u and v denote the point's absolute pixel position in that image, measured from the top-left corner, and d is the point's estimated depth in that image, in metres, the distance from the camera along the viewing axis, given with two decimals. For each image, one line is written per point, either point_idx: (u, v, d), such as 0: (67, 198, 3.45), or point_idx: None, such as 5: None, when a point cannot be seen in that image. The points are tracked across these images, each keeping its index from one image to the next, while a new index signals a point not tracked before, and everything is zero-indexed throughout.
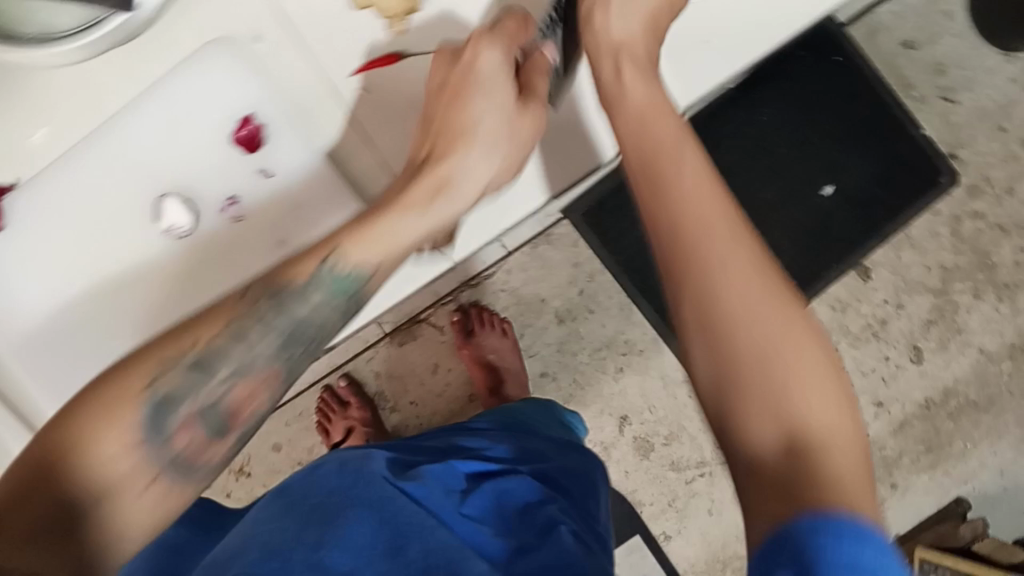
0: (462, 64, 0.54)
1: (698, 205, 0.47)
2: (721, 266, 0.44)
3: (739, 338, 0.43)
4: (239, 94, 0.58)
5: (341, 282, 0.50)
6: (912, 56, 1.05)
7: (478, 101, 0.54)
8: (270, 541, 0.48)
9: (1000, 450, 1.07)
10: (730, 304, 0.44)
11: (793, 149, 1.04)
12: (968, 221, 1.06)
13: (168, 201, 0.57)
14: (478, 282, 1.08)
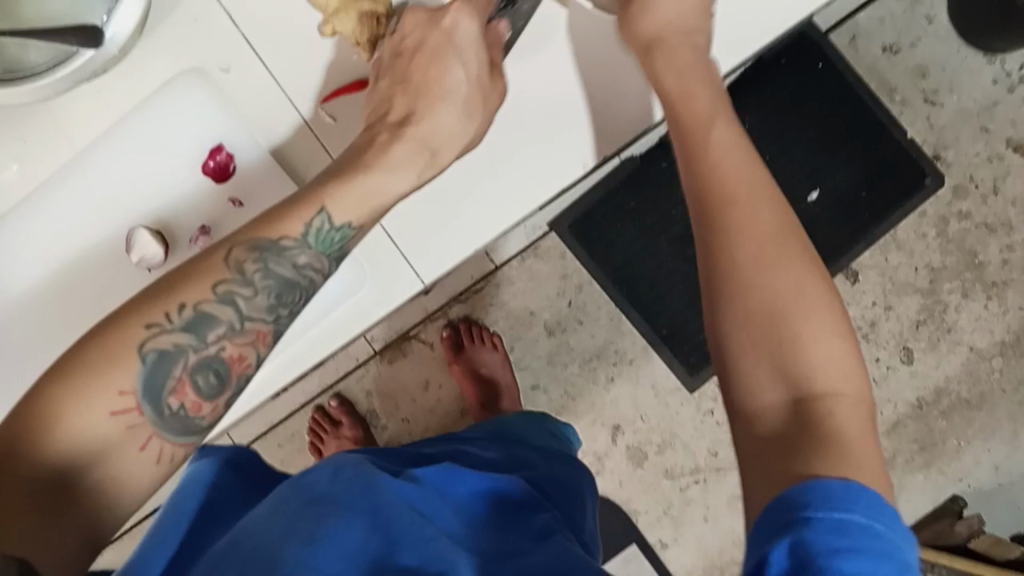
0: (441, 27, 0.58)
1: (732, 174, 0.49)
2: (748, 228, 0.46)
3: (758, 294, 0.45)
4: (208, 125, 0.61)
5: (324, 239, 0.52)
6: (893, 60, 1.06)
7: (450, 62, 0.57)
8: (259, 539, 0.48)
9: (994, 447, 1.08)
10: (752, 266, 0.45)
11: (776, 155, 1.05)
12: (955, 221, 1.07)
13: (141, 233, 0.59)
14: (467, 297, 1.08)
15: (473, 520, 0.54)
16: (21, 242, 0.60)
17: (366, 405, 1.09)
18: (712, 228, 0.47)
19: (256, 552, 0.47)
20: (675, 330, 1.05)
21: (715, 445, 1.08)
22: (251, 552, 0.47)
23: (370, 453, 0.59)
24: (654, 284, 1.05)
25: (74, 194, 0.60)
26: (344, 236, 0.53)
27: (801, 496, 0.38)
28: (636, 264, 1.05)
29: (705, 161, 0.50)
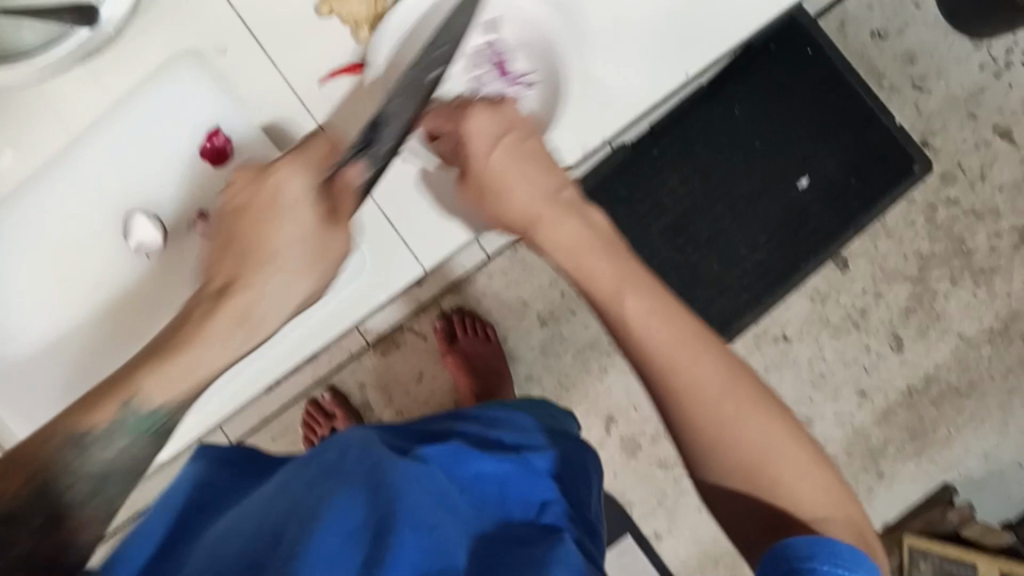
0: (265, 186, 0.59)
1: (660, 330, 0.53)
2: (697, 384, 0.51)
3: (726, 444, 0.51)
4: (202, 114, 0.73)
5: (144, 420, 0.53)
6: (882, 46, 1.06)
7: (275, 224, 0.59)
8: (259, 526, 0.46)
9: (984, 434, 1.08)
10: (714, 411, 0.51)
11: (765, 143, 1.04)
12: (943, 208, 1.07)
13: (137, 223, 0.72)
14: (459, 287, 1.06)
15: (481, 504, 0.51)
16: None
17: (356, 398, 1.07)
18: (664, 392, 0.52)
19: (254, 539, 0.45)
20: None
21: None
22: (250, 538, 0.46)
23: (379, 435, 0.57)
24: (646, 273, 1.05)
25: (78, 177, 0.73)
26: (152, 420, 0.53)
27: (803, 548, 0.45)
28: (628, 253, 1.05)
29: (629, 322, 0.53)
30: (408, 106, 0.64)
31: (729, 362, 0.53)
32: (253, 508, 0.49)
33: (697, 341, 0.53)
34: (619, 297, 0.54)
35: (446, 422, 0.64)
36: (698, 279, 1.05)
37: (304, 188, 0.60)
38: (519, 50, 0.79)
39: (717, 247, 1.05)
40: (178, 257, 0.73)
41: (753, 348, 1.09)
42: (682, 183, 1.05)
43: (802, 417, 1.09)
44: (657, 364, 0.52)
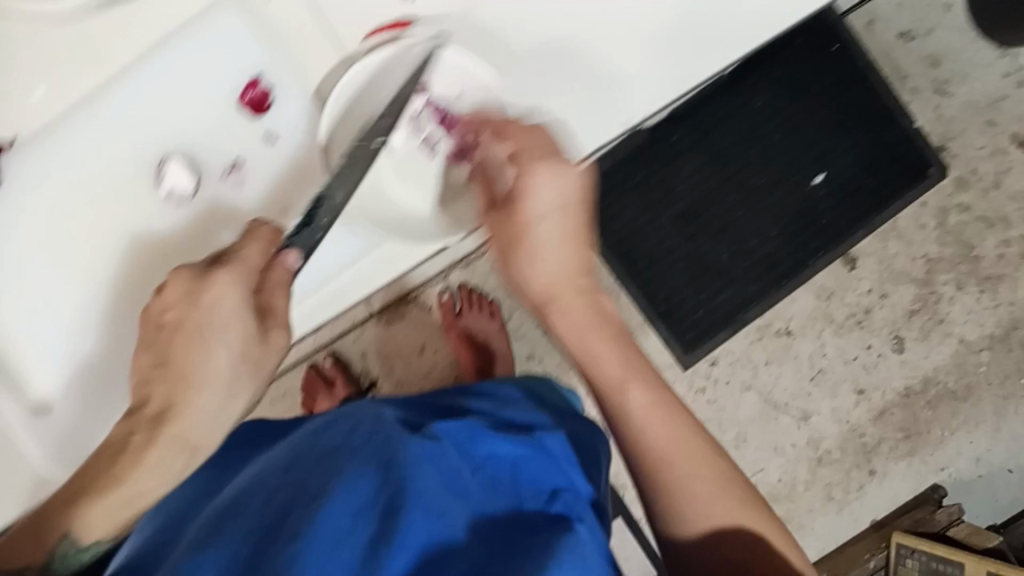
0: (202, 303, 0.55)
1: (656, 423, 0.53)
2: (689, 479, 0.51)
3: (703, 526, 0.51)
4: (239, 65, 0.66)
5: (79, 558, 0.47)
6: (908, 47, 1.05)
7: (215, 344, 0.54)
8: (269, 504, 0.47)
9: (977, 439, 1.09)
10: (698, 505, 0.51)
11: (784, 135, 1.04)
12: (954, 213, 1.07)
13: (169, 165, 0.65)
14: (467, 262, 1.07)
15: (493, 481, 0.51)
16: (51, 161, 0.65)
17: (358, 365, 1.07)
18: (658, 476, 0.52)
19: (263, 520, 0.46)
20: (672, 306, 1.05)
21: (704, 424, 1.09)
22: (258, 518, 0.46)
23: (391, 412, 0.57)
24: (653, 261, 1.05)
25: (99, 129, 0.65)
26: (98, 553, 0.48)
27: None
28: (637, 239, 1.04)
29: (630, 412, 0.54)
30: (357, 162, 0.62)
31: (713, 450, 0.53)
32: (267, 485, 0.49)
33: (690, 438, 0.53)
34: (623, 389, 0.54)
35: (458, 400, 0.65)
36: (706, 270, 1.05)
37: (236, 296, 0.55)
38: (456, 90, 0.67)
39: (727, 236, 1.05)
40: (212, 212, 0.67)
41: (756, 341, 1.08)
42: (698, 172, 1.04)
43: (799, 412, 1.10)
44: (646, 459, 0.52)
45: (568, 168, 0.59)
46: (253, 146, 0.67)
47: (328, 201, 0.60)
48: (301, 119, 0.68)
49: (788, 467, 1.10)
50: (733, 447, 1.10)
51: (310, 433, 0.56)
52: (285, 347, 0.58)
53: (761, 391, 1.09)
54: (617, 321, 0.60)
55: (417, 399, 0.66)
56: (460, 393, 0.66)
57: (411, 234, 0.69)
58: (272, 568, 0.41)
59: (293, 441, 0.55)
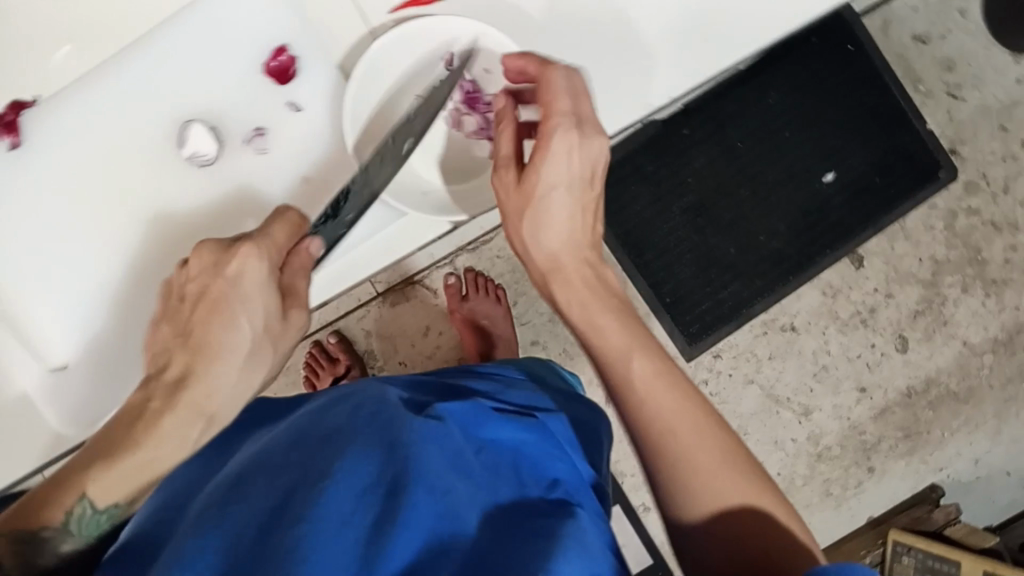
0: (224, 276, 0.55)
1: (658, 390, 0.51)
2: (691, 448, 0.49)
3: (710, 503, 0.48)
4: (271, 28, 0.63)
5: (95, 522, 0.47)
6: (922, 50, 1.06)
7: (237, 316, 0.55)
8: (275, 481, 0.48)
9: (975, 440, 1.11)
10: (701, 469, 0.48)
11: (796, 133, 1.05)
12: (963, 216, 1.08)
13: (194, 130, 0.61)
14: (475, 247, 1.08)
15: (495, 463, 0.52)
16: (64, 125, 0.63)
17: (363, 344, 1.08)
18: (660, 444, 0.49)
19: (269, 495, 0.47)
20: (678, 298, 1.06)
21: None
22: (265, 493, 0.47)
23: (394, 392, 0.58)
24: (661, 252, 1.06)
25: (125, 94, 0.62)
26: (112, 516, 0.48)
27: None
28: (646, 230, 1.05)
29: (633, 382, 0.51)
30: (388, 161, 0.61)
31: (715, 419, 0.50)
32: (274, 462, 0.50)
33: (698, 411, 0.50)
34: (624, 356, 0.53)
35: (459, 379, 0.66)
36: (714, 263, 1.06)
37: (257, 274, 0.55)
38: (481, 68, 0.63)
39: (736, 231, 1.06)
40: (235, 180, 0.64)
41: (761, 336, 1.09)
42: (708, 165, 1.05)
43: (801, 407, 1.10)
44: (653, 428, 0.50)
45: (590, 133, 0.56)
46: (277, 107, 0.64)
47: (355, 193, 0.60)
48: (328, 93, 0.64)
49: (788, 462, 1.11)
50: None
51: (315, 411, 0.57)
52: (302, 330, 0.58)
53: (763, 385, 1.10)
54: (622, 294, 0.58)
55: (419, 378, 0.67)
56: (463, 372, 0.68)
57: (428, 209, 0.64)
58: (281, 544, 0.43)
59: (298, 418, 0.56)
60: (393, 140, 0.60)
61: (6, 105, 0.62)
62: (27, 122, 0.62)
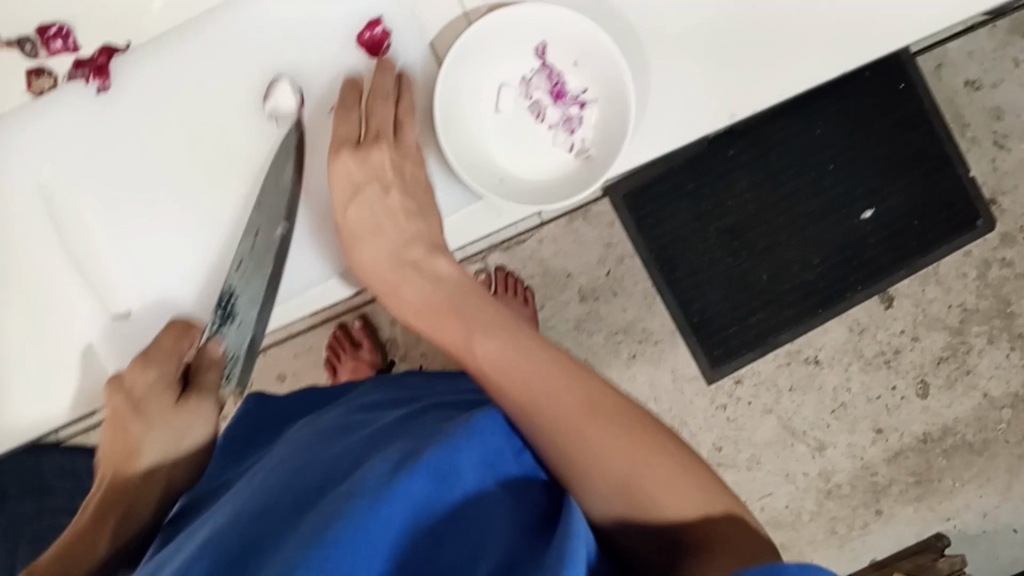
0: (123, 388, 0.59)
1: (510, 362, 0.51)
2: (562, 407, 0.48)
3: (558, 439, 0.46)
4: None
5: None
6: (972, 97, 1.06)
7: (135, 422, 0.59)
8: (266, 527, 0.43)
9: (986, 493, 1.10)
10: (556, 421, 0.47)
11: (839, 165, 1.05)
12: (996, 267, 1.08)
13: (280, 87, 0.61)
14: (508, 247, 1.06)
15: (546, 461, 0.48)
16: (148, 72, 0.61)
17: (386, 332, 1.06)
18: (516, 412, 0.48)
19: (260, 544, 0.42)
20: (705, 319, 1.06)
21: (720, 441, 1.09)
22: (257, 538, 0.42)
23: (438, 402, 0.55)
24: (693, 271, 1.05)
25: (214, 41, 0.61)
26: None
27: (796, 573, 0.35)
28: (680, 246, 1.05)
29: (480, 356, 0.53)
30: (264, 257, 0.61)
31: (561, 363, 0.51)
32: (313, 470, 0.47)
33: (569, 372, 0.50)
34: (469, 340, 0.54)
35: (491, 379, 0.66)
36: (745, 289, 1.05)
37: (155, 378, 0.60)
38: (571, 61, 0.65)
39: (770, 257, 1.05)
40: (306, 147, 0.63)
41: (784, 366, 1.08)
42: (749, 189, 1.04)
43: (816, 441, 1.10)
44: (513, 391, 0.49)
45: (371, 148, 0.61)
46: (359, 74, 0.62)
47: (239, 290, 0.61)
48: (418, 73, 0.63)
49: (797, 496, 1.10)
50: (746, 468, 1.10)
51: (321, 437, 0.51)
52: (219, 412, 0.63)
53: (782, 416, 1.09)
54: (462, 282, 0.61)
55: (464, 380, 0.66)
56: None
57: (512, 197, 0.65)
58: None
59: (345, 422, 0.53)
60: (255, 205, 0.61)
61: (96, 49, 0.59)
62: (115, 67, 0.61)
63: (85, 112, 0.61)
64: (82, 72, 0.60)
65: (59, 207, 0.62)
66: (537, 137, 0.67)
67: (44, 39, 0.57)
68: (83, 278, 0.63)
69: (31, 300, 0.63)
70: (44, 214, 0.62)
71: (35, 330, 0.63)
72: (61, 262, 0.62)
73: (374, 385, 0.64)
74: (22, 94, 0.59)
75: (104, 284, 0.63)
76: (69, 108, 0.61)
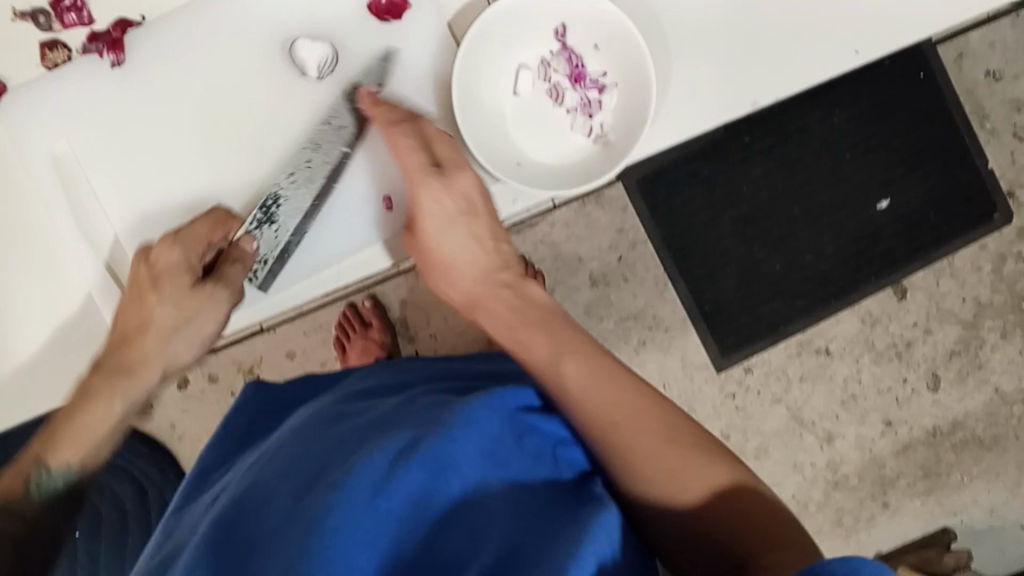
0: (147, 262, 0.63)
1: (594, 395, 0.51)
2: (639, 434, 0.49)
3: (636, 462, 0.49)
4: None
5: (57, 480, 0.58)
6: (993, 88, 1.05)
7: (160, 301, 0.63)
8: (265, 523, 0.44)
9: (994, 488, 1.09)
10: (636, 452, 0.49)
11: (857, 156, 1.04)
12: (1011, 261, 1.07)
13: (301, 45, 0.64)
14: (520, 230, 1.05)
15: (538, 447, 0.48)
16: (160, 48, 0.65)
17: (397, 313, 1.06)
18: (607, 438, 0.50)
19: (262, 540, 0.43)
20: (717, 308, 1.05)
21: (728, 430, 1.09)
22: (260, 535, 0.43)
23: (430, 387, 0.55)
24: (706, 259, 1.05)
25: (224, 23, 0.65)
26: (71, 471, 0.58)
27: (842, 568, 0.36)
28: (694, 234, 1.04)
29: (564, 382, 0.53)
30: (320, 173, 0.66)
31: (641, 395, 0.51)
32: (306, 458, 0.47)
33: (652, 405, 0.51)
34: (552, 366, 0.54)
35: (504, 363, 0.66)
36: (758, 279, 1.05)
37: (179, 261, 0.63)
38: (591, 44, 0.65)
39: (784, 247, 1.05)
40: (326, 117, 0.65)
41: (794, 356, 1.08)
42: (765, 178, 1.04)
43: (824, 432, 1.09)
44: (598, 423, 0.50)
45: (455, 175, 0.63)
46: (372, 41, 0.66)
47: (286, 199, 0.66)
48: (437, 52, 0.66)
49: (803, 486, 1.10)
50: (754, 457, 1.09)
51: (314, 423, 0.52)
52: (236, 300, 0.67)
53: (791, 406, 1.09)
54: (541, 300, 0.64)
55: (458, 365, 0.66)
56: (504, 359, 0.68)
57: (529, 181, 0.65)
58: None
59: (336, 411, 0.53)
60: (326, 124, 0.65)
61: (112, 23, 0.64)
62: (129, 43, 0.65)
63: (98, 86, 0.65)
64: (98, 46, 0.64)
65: (67, 165, 0.65)
66: (555, 121, 0.66)
67: (59, 13, 0.63)
68: (94, 247, 0.66)
69: (45, 266, 0.66)
70: (59, 186, 0.65)
71: (51, 297, 0.66)
72: (72, 229, 0.65)
73: (374, 369, 0.64)
74: (36, 68, 0.65)
75: (107, 240, 0.66)
76: (79, 72, 0.65)
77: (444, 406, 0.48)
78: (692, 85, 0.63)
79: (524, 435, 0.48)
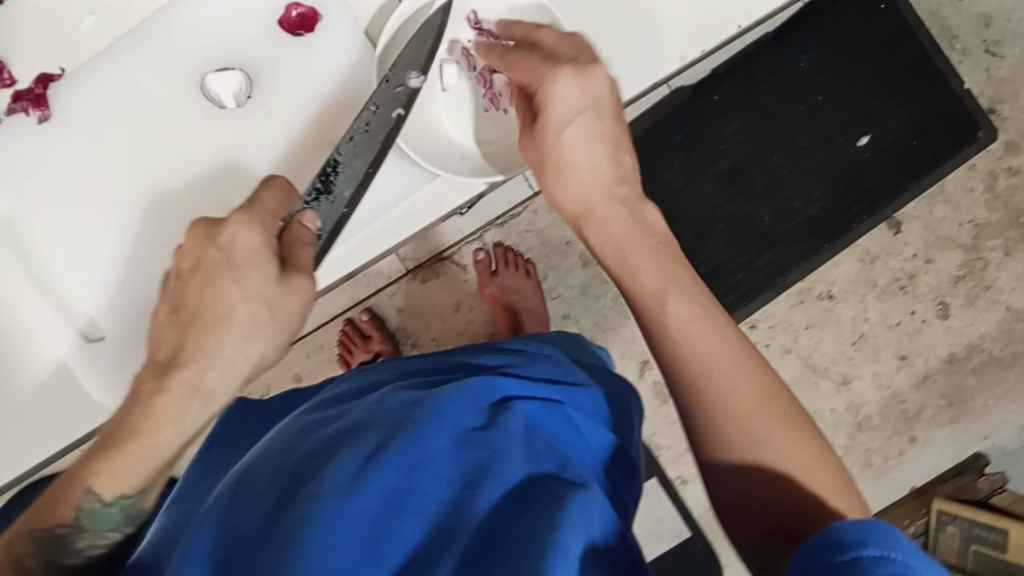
0: (218, 244, 0.53)
1: (705, 342, 0.47)
2: (733, 390, 0.45)
3: (718, 404, 0.46)
4: None
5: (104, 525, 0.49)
6: (958, 7, 1.04)
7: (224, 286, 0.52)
8: (244, 538, 0.40)
9: (1020, 406, 1.07)
10: (718, 392, 0.46)
11: (830, 96, 1.03)
12: (1004, 177, 1.05)
13: (212, 79, 0.65)
14: (504, 222, 1.07)
15: (520, 431, 0.47)
16: (85, 95, 0.66)
17: (395, 322, 1.07)
18: (693, 385, 0.47)
19: (243, 555, 0.40)
20: (712, 268, 1.05)
21: None
22: (239, 549, 0.40)
23: (399, 385, 0.54)
24: (695, 222, 1.04)
25: (147, 63, 0.66)
26: (123, 507, 0.47)
27: (854, 536, 0.35)
28: (678, 198, 1.04)
29: (671, 322, 0.49)
30: (378, 136, 0.61)
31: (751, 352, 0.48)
32: (278, 466, 0.45)
33: (755, 368, 0.47)
34: (663, 301, 0.50)
35: (468, 355, 0.61)
36: (748, 232, 1.04)
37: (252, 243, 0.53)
38: None
39: (771, 198, 1.04)
40: (250, 146, 0.66)
41: (797, 305, 1.07)
42: (742, 132, 1.03)
43: (839, 375, 1.08)
44: (686, 374, 0.47)
45: (586, 70, 0.56)
46: (297, 61, 0.66)
47: (344, 164, 0.61)
48: (360, 61, 0.66)
49: (826, 432, 1.09)
50: None
51: (290, 434, 0.50)
52: (308, 303, 0.55)
53: (801, 354, 1.08)
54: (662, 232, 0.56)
55: (436, 359, 0.62)
56: (485, 349, 0.61)
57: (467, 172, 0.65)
58: None
59: (308, 420, 0.52)
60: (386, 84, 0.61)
61: (33, 80, 0.65)
62: (54, 96, 0.66)
63: (34, 143, 0.67)
64: (22, 104, 0.65)
65: (20, 232, 0.67)
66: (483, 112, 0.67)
67: None
68: (53, 302, 0.67)
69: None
70: (10, 247, 0.67)
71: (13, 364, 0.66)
72: (27, 286, 0.67)
73: (357, 370, 0.63)
74: None
75: (71, 302, 0.67)
76: (17, 134, 0.66)
77: (412, 407, 0.47)
78: (622, 61, 0.64)
79: (497, 424, 0.46)
